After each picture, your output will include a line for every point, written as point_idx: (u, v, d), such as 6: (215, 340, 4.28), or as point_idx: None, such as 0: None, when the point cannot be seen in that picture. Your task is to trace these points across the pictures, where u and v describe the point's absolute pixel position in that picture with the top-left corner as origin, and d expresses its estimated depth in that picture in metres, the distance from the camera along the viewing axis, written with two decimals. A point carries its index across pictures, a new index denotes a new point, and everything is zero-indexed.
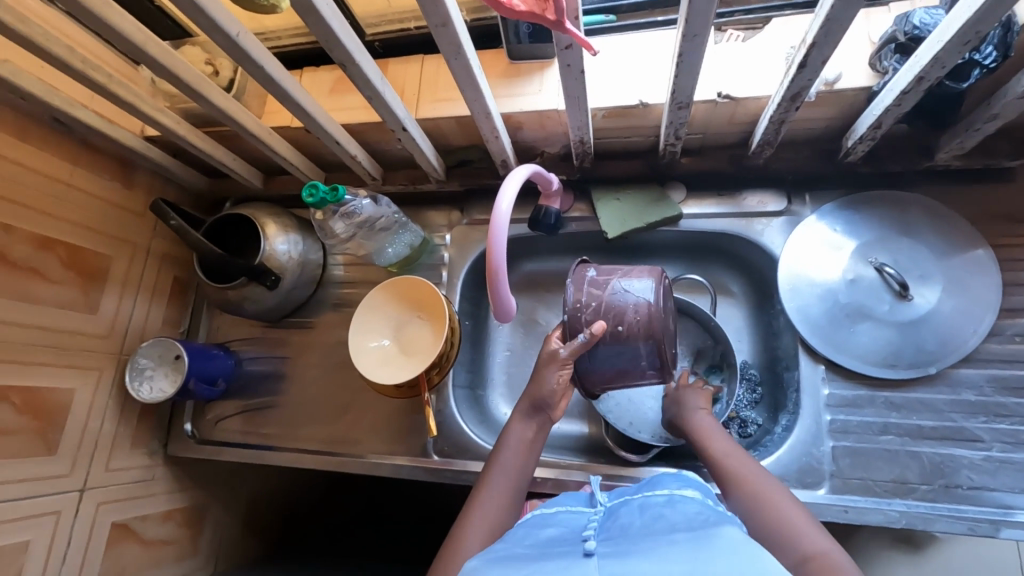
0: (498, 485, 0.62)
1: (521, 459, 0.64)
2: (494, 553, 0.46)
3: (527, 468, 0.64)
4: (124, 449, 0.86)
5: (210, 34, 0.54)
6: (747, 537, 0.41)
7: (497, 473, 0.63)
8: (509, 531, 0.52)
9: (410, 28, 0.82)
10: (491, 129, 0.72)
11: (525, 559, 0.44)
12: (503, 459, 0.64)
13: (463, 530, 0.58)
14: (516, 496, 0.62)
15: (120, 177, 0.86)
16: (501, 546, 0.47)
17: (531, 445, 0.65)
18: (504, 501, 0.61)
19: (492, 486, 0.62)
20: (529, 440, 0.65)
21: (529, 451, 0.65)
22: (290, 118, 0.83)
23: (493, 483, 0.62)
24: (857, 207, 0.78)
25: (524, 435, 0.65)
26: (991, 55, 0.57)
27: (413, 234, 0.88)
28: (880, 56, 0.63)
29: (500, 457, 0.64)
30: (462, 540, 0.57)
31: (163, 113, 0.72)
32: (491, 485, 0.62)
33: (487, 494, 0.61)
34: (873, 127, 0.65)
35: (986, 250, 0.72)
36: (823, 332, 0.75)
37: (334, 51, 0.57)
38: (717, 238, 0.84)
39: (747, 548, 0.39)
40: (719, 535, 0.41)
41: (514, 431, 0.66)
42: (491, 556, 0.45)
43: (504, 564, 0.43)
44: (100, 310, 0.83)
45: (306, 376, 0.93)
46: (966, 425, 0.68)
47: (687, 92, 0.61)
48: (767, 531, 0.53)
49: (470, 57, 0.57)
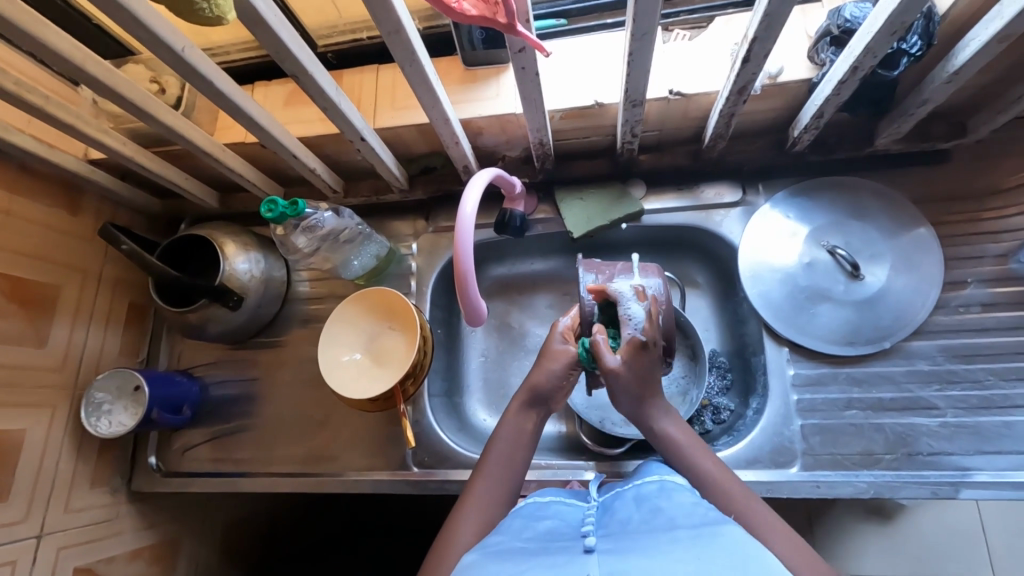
0: (490, 480, 0.62)
1: (517, 455, 0.64)
2: (494, 547, 0.47)
3: (521, 464, 0.63)
4: (83, 488, 0.82)
5: (154, 50, 0.53)
6: (749, 536, 0.42)
7: (492, 468, 0.62)
8: (507, 523, 0.52)
9: (362, 39, 0.81)
10: (451, 135, 0.73)
11: (524, 553, 0.44)
12: (497, 454, 0.63)
13: (455, 527, 0.58)
14: (511, 488, 0.62)
15: (65, 202, 0.82)
16: (499, 540, 0.48)
17: (528, 442, 0.64)
18: (496, 497, 0.61)
19: (488, 479, 0.62)
20: (525, 432, 0.65)
21: (526, 443, 0.64)
22: (244, 133, 0.81)
23: (490, 475, 0.62)
24: (808, 194, 0.81)
25: (518, 431, 0.65)
26: (917, 44, 0.60)
27: (379, 245, 0.87)
28: (817, 49, 0.66)
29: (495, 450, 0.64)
30: (454, 537, 0.56)
31: (108, 134, 0.70)
32: (484, 481, 0.62)
33: (480, 489, 0.61)
34: (816, 116, 0.68)
35: (927, 228, 0.76)
36: (784, 316, 0.78)
37: (286, 63, 0.56)
38: (679, 231, 0.86)
39: (749, 547, 0.40)
40: (722, 534, 0.42)
41: (508, 425, 0.65)
42: (489, 551, 0.46)
43: (505, 561, 0.43)
44: (50, 343, 0.79)
45: (276, 398, 0.90)
46: (921, 394, 0.72)
47: (640, 89, 0.63)
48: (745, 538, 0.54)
49: (425, 64, 0.57)
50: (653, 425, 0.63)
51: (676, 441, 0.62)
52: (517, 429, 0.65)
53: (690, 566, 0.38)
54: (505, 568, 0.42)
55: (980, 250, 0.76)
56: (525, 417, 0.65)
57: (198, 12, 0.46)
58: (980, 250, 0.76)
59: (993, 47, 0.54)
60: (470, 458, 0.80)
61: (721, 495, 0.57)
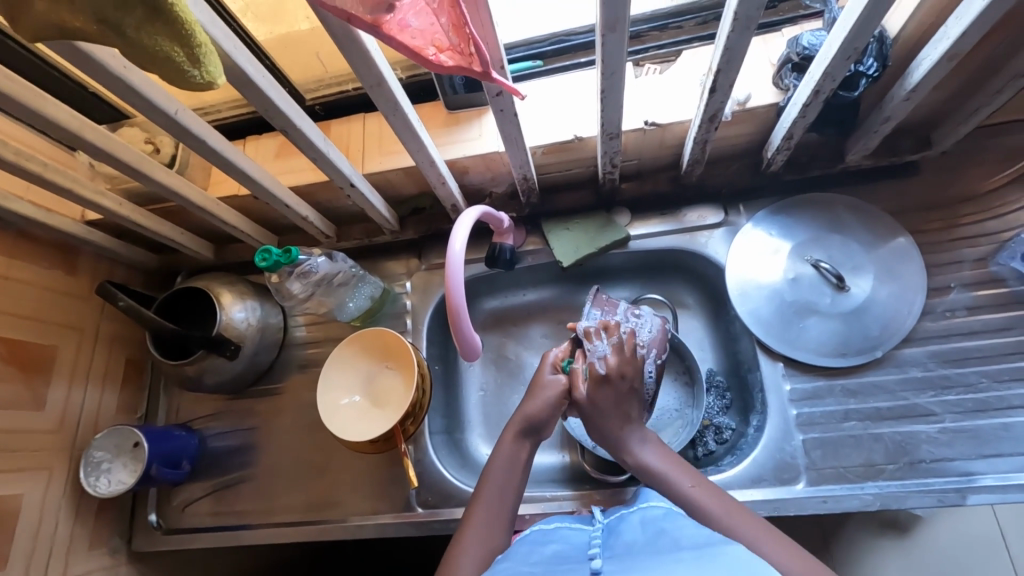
0: (487, 508, 0.62)
1: (512, 480, 0.64)
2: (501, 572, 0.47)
3: (516, 488, 0.64)
4: (82, 552, 0.80)
5: (148, 114, 0.55)
6: (751, 554, 0.42)
7: (489, 496, 0.63)
8: (513, 549, 0.53)
9: (348, 90, 0.85)
10: (438, 176, 0.75)
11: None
12: (495, 482, 0.64)
13: (456, 559, 0.58)
14: (507, 511, 0.62)
15: (63, 264, 0.83)
16: (506, 566, 0.48)
17: (523, 467, 0.65)
18: (495, 523, 0.61)
19: (486, 505, 0.62)
20: (520, 455, 0.66)
21: (522, 469, 0.65)
22: (237, 186, 0.84)
23: (487, 503, 0.62)
24: (787, 211, 0.84)
25: (513, 457, 0.65)
26: (874, 65, 0.64)
27: (373, 286, 0.89)
28: (781, 76, 0.70)
29: (490, 476, 0.64)
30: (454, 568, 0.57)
31: (104, 196, 0.72)
32: (483, 511, 0.62)
33: (481, 516, 0.61)
34: (786, 137, 0.71)
35: (906, 238, 0.78)
36: (775, 332, 0.79)
37: (275, 118, 0.59)
38: (666, 254, 0.88)
39: (752, 561, 0.40)
40: (723, 553, 0.42)
41: (503, 451, 0.66)
42: None
43: None
44: (47, 405, 0.79)
45: (277, 445, 0.90)
46: (918, 401, 0.72)
47: (615, 123, 0.66)
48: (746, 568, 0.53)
49: (408, 112, 0.60)
50: (629, 452, 0.64)
51: (654, 469, 0.63)
52: (511, 453, 0.65)
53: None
54: None
55: (960, 255, 0.78)
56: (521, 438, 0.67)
57: (189, 78, 0.44)
58: (960, 256, 0.77)
59: (943, 65, 0.57)
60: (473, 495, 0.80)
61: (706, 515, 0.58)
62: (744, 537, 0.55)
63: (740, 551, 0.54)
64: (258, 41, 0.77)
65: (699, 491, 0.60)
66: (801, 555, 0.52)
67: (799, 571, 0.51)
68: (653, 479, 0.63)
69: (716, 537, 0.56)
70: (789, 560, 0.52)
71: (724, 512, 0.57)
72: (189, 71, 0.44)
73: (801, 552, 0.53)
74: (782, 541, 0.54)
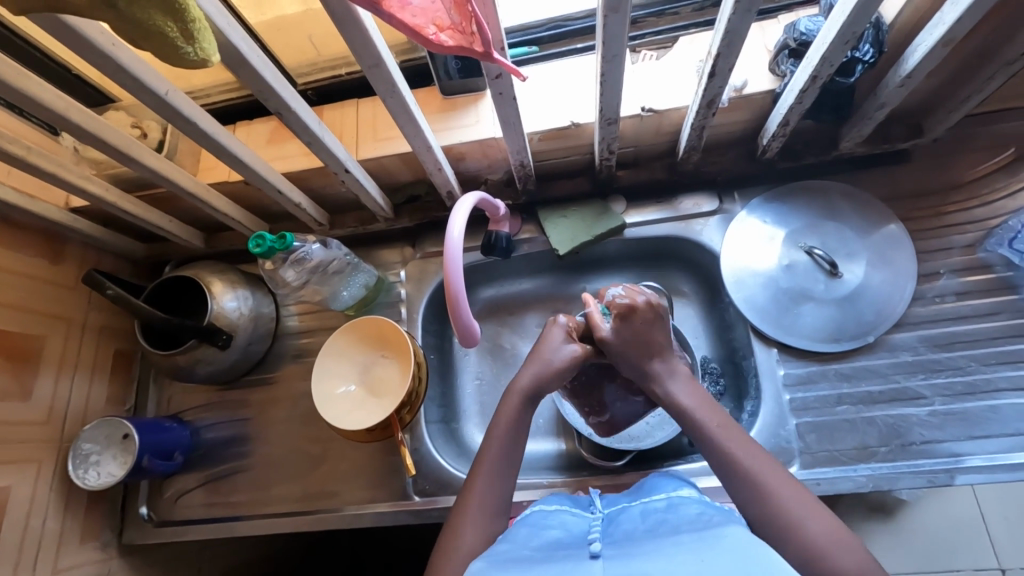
0: (489, 480, 0.62)
1: (512, 450, 0.64)
2: (499, 556, 0.47)
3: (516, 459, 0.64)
4: (72, 545, 0.79)
5: (138, 95, 0.54)
6: (753, 536, 0.42)
7: (491, 464, 0.63)
8: (514, 532, 0.52)
9: (342, 74, 0.83)
10: (435, 163, 0.74)
11: (529, 560, 0.45)
12: (496, 449, 0.64)
13: (461, 528, 0.59)
14: (508, 478, 0.63)
15: (47, 252, 0.81)
16: (505, 549, 0.48)
17: (523, 432, 0.65)
18: (498, 492, 0.62)
19: (487, 474, 0.62)
20: (518, 429, 0.65)
21: (522, 434, 0.65)
22: (228, 172, 0.82)
23: (489, 473, 0.63)
24: (782, 199, 0.84)
25: (512, 428, 0.65)
26: (870, 51, 0.64)
27: (367, 275, 0.88)
28: (778, 62, 0.70)
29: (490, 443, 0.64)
30: (459, 538, 0.58)
31: (91, 181, 0.70)
32: (485, 479, 0.62)
33: (484, 482, 0.62)
34: (782, 124, 0.71)
35: (898, 225, 0.80)
36: (769, 317, 0.80)
37: (269, 100, 0.57)
38: (662, 242, 0.88)
39: (752, 547, 0.40)
40: (727, 536, 0.41)
41: (501, 422, 0.65)
42: (496, 558, 0.46)
43: (510, 567, 0.44)
44: (34, 396, 0.77)
45: (271, 436, 0.89)
46: (909, 384, 0.74)
47: (614, 108, 0.65)
48: (765, 515, 0.54)
49: (406, 95, 0.59)
50: (668, 395, 0.64)
51: (683, 405, 0.63)
52: (510, 427, 0.65)
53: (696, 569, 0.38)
54: None
55: (949, 242, 0.79)
56: (521, 417, 0.66)
57: (183, 56, 0.43)
58: (949, 242, 0.79)
59: (938, 51, 0.57)
60: None
61: (732, 457, 0.58)
62: (768, 481, 0.56)
63: (762, 492, 0.55)
64: (249, 23, 0.75)
65: (726, 435, 0.59)
66: (819, 509, 0.54)
67: (816, 524, 0.52)
68: (681, 415, 0.63)
69: (737, 478, 0.57)
70: (810, 516, 0.53)
71: (750, 456, 0.58)
72: (182, 47, 0.42)
73: (819, 506, 0.54)
74: (802, 492, 0.55)
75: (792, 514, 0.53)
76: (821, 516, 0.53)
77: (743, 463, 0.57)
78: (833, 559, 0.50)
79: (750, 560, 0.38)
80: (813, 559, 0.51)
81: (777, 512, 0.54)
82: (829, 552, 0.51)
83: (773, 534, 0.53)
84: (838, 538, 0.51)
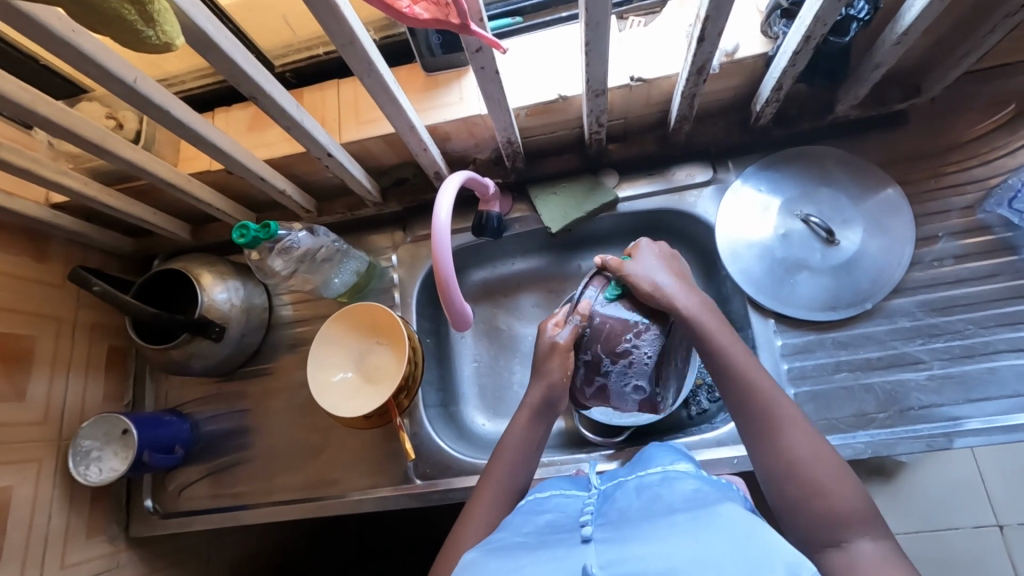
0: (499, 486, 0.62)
1: (529, 459, 0.65)
2: (494, 543, 0.47)
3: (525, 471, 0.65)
4: (79, 541, 0.80)
5: (105, 84, 0.52)
6: (745, 514, 0.41)
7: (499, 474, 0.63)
8: (508, 519, 0.52)
9: (319, 55, 0.81)
10: (419, 143, 0.72)
11: (522, 547, 0.45)
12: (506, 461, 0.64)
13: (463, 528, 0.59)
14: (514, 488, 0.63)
15: (31, 251, 0.80)
16: (500, 536, 0.48)
17: (534, 447, 0.65)
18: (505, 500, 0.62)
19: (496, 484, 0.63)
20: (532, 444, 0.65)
21: (533, 447, 0.65)
22: (209, 161, 0.80)
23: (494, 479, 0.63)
24: (777, 166, 0.83)
25: (525, 435, 0.65)
26: (865, 9, 0.62)
27: (358, 260, 0.86)
28: (770, 23, 0.67)
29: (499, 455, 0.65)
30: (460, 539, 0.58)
31: (67, 176, 0.68)
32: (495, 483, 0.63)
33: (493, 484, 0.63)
34: (776, 88, 0.69)
35: (895, 188, 0.78)
36: (766, 289, 0.79)
37: (243, 84, 0.55)
38: (656, 216, 0.87)
39: (744, 530, 0.39)
40: (719, 516, 0.41)
41: (517, 432, 0.66)
42: (488, 547, 0.46)
43: (503, 556, 0.43)
44: (29, 397, 0.77)
45: (270, 426, 0.89)
46: (907, 350, 0.73)
47: (601, 79, 0.63)
48: (770, 457, 0.57)
49: (384, 73, 0.57)
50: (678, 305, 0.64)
51: (702, 324, 0.63)
52: (522, 433, 0.65)
53: (683, 552, 0.38)
54: (500, 563, 0.42)
55: (947, 204, 0.77)
56: (541, 433, 0.66)
57: (144, 40, 0.41)
58: (947, 205, 0.77)
59: (936, 5, 0.55)
60: (472, 463, 0.80)
61: (748, 395, 0.59)
62: (779, 423, 0.57)
63: (771, 438, 0.57)
64: (219, 4, 0.72)
65: (748, 370, 0.61)
66: (826, 453, 0.56)
67: (818, 468, 0.55)
68: (699, 332, 0.63)
69: (751, 417, 0.59)
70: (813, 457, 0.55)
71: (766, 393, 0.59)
72: (142, 31, 0.41)
73: (826, 447, 0.56)
74: (811, 434, 0.57)
75: (799, 456, 0.55)
76: (823, 460, 0.55)
77: (759, 409, 0.59)
78: (832, 500, 0.53)
79: (739, 542, 0.38)
80: (818, 501, 0.53)
81: (785, 454, 0.56)
82: (831, 490, 0.53)
83: (780, 475, 0.56)
84: (838, 480, 0.54)
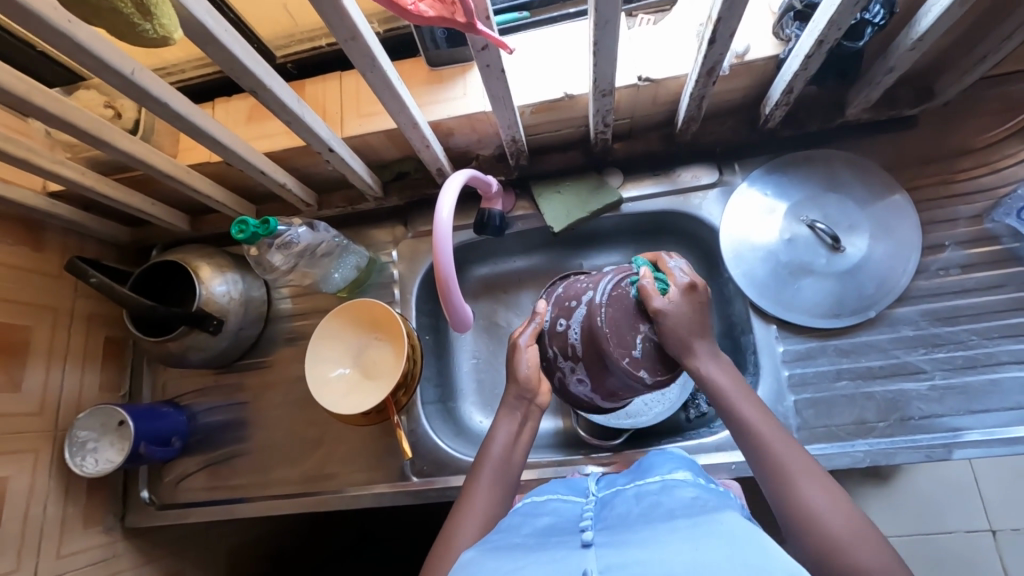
0: (489, 481, 0.61)
1: (513, 459, 0.64)
2: (491, 543, 0.46)
3: (515, 468, 0.63)
4: (76, 531, 0.80)
5: (101, 75, 0.50)
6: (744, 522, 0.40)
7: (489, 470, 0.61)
8: (505, 522, 0.51)
9: (321, 46, 0.80)
10: (422, 139, 0.71)
11: (520, 549, 0.44)
12: (494, 459, 0.62)
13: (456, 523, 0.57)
14: (505, 485, 0.61)
15: (26, 240, 0.79)
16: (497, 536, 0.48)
17: (521, 442, 0.65)
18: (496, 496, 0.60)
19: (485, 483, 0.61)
20: (520, 442, 0.65)
21: (520, 444, 0.65)
22: (208, 153, 0.79)
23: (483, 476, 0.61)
24: (784, 169, 0.81)
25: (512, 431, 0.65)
26: (880, 13, 0.61)
27: (358, 256, 0.86)
28: (782, 25, 0.66)
29: (487, 450, 0.63)
30: (453, 537, 0.55)
31: (64, 165, 0.67)
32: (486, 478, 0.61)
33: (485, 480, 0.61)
34: (786, 91, 0.68)
35: (903, 195, 0.77)
36: (770, 293, 0.78)
37: (242, 78, 0.54)
38: (660, 217, 0.86)
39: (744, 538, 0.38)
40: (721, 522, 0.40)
41: (502, 429, 0.65)
42: (487, 546, 0.45)
43: (501, 556, 0.42)
44: (25, 387, 0.77)
45: (267, 420, 0.89)
46: (909, 359, 0.73)
47: (609, 78, 0.62)
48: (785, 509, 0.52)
49: (387, 68, 0.56)
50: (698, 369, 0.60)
51: (718, 383, 0.59)
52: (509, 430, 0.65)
53: (685, 555, 0.37)
54: (497, 564, 0.41)
55: (954, 212, 0.76)
56: (531, 430, 0.66)
57: (141, 33, 0.42)
58: (955, 213, 0.76)
59: (953, 12, 0.54)
60: (469, 462, 0.80)
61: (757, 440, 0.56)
62: (792, 471, 0.53)
63: (785, 486, 0.53)
64: None
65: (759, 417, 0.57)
66: (845, 507, 0.50)
67: (838, 521, 0.49)
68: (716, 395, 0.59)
69: (765, 465, 0.55)
70: (830, 509, 0.50)
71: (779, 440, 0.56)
72: (140, 24, 0.41)
73: (847, 502, 0.51)
74: (829, 487, 0.52)
75: (812, 507, 0.50)
76: (843, 516, 0.49)
77: (771, 457, 0.55)
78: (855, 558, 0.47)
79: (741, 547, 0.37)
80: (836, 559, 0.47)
81: (798, 503, 0.51)
82: (848, 547, 0.47)
83: (796, 533, 0.51)
84: (861, 539, 0.48)
